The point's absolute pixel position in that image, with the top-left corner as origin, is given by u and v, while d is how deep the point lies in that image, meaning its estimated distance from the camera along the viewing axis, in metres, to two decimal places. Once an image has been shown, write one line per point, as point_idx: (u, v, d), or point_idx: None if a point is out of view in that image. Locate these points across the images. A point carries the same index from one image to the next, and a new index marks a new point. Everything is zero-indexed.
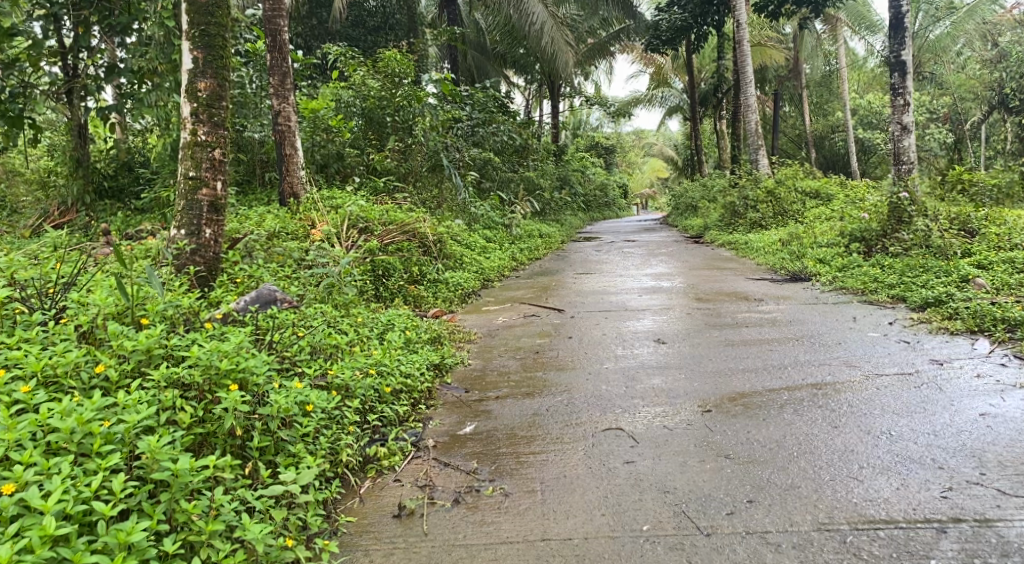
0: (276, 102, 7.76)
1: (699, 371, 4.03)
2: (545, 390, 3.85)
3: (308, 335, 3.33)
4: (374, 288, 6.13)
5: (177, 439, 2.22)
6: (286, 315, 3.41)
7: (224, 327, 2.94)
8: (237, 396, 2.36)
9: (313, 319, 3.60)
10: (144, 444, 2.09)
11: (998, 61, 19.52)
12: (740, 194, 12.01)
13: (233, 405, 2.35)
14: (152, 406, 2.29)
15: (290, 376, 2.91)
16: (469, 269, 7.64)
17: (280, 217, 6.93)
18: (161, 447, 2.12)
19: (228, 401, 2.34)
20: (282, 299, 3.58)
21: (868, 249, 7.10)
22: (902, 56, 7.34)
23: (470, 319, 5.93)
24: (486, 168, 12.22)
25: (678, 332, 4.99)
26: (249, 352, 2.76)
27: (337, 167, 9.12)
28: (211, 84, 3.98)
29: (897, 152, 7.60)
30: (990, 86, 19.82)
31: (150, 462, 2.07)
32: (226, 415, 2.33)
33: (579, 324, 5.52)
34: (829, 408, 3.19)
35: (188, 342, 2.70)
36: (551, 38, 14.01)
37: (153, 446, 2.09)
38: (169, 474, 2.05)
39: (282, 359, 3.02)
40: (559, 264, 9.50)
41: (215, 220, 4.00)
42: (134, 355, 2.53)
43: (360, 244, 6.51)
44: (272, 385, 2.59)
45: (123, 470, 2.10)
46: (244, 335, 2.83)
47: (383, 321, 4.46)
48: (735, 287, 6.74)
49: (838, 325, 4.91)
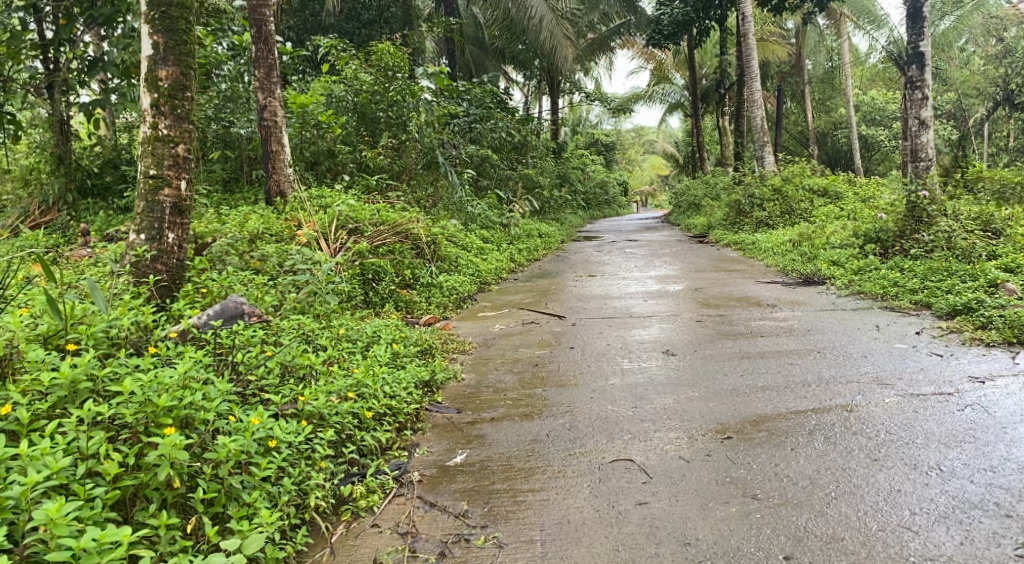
0: (262, 96, 7.39)
1: (714, 388, 3.68)
2: (543, 411, 3.50)
3: (277, 353, 2.98)
4: (362, 293, 5.83)
5: (93, 499, 1.91)
6: (254, 330, 3.06)
7: (172, 352, 2.59)
8: (171, 443, 2.04)
9: (286, 335, 3.24)
10: (42, 514, 1.79)
11: (1003, 56, 19.17)
12: (745, 192, 11.65)
13: (171, 453, 2.03)
14: (67, 457, 1.97)
15: (253, 406, 2.56)
16: (465, 272, 7.29)
17: (264, 217, 6.59)
18: (64, 515, 1.82)
19: (164, 448, 2.03)
20: (250, 312, 3.24)
21: (885, 252, 6.73)
22: (919, 47, 6.96)
23: (465, 327, 5.58)
24: (483, 166, 11.86)
25: (688, 343, 4.63)
26: (199, 381, 2.42)
27: (328, 165, 8.85)
28: (173, 72, 3.63)
29: (914, 148, 7.22)
30: (995, 81, 19.47)
31: (49, 536, 1.78)
32: (162, 466, 2.02)
33: (580, 332, 5.17)
34: (866, 435, 2.84)
35: (124, 371, 2.36)
36: (549, 32, 13.65)
37: (52, 516, 1.79)
38: (71, 553, 1.76)
39: (245, 385, 2.68)
40: (559, 265, 9.15)
41: (179, 223, 3.63)
42: (53, 391, 2.18)
43: (348, 247, 6.16)
44: (223, 422, 2.27)
45: (17, 544, 1.81)
46: (195, 362, 2.49)
47: (368, 333, 4.11)
48: (745, 291, 6.38)
49: (860, 334, 4.56)
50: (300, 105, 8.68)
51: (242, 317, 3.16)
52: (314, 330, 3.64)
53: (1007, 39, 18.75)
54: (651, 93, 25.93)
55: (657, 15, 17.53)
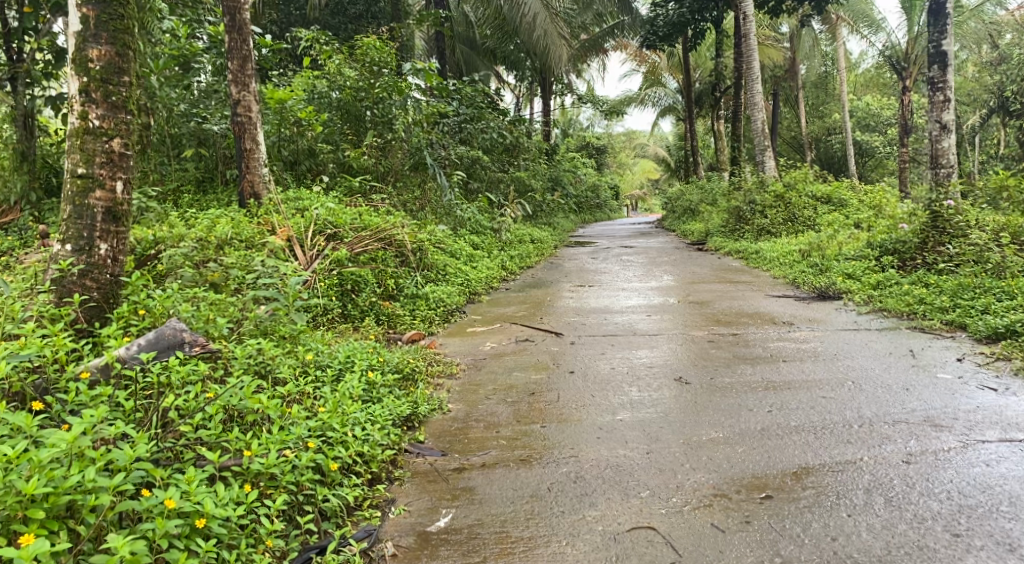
0: (235, 90, 6.86)
1: (738, 426, 3.20)
2: (543, 454, 2.98)
3: (219, 394, 2.50)
4: (340, 305, 5.40)
5: None
6: (194, 365, 2.54)
7: (66, 408, 2.17)
8: (30, 556, 1.66)
9: (235, 372, 2.74)
10: None
11: (998, 63, 18.90)
12: (745, 198, 11.20)
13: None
14: None
15: (174, 473, 2.13)
16: (453, 282, 6.77)
17: (235, 221, 6.06)
18: None
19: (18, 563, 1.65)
20: (191, 340, 2.66)
21: (904, 265, 6.28)
22: (942, 46, 6.52)
23: (452, 345, 5.06)
24: (474, 167, 11.36)
25: (701, 368, 4.14)
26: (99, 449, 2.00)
27: (309, 165, 8.35)
28: (108, 52, 3.17)
29: (934, 153, 6.76)
30: (990, 89, 19.20)
31: None
32: None
33: (580, 353, 4.67)
34: (935, 497, 2.41)
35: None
36: (543, 30, 13.14)
37: None
38: None
39: (168, 442, 2.23)
40: (553, 273, 8.67)
41: (112, 231, 3.22)
42: None
43: (326, 253, 5.62)
44: (124, 505, 1.87)
45: None
46: (94, 415, 2.05)
47: (341, 358, 3.59)
48: (756, 307, 5.88)
49: (895, 360, 4.09)
50: (279, 100, 7.88)
51: (178, 351, 2.60)
52: (275, 360, 3.13)
53: (1002, 46, 18.56)
54: (644, 97, 25.51)
55: (652, 16, 17.14)
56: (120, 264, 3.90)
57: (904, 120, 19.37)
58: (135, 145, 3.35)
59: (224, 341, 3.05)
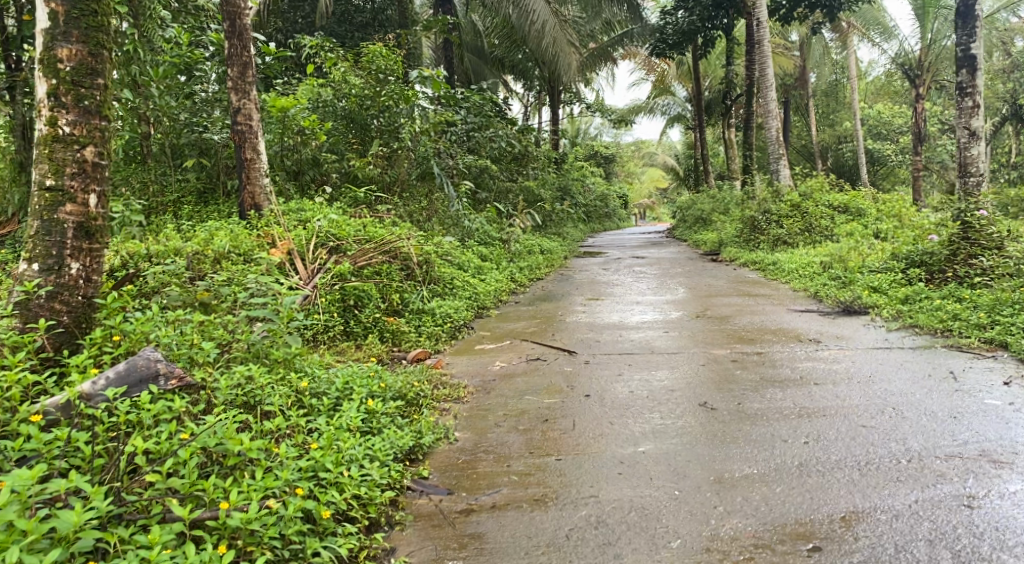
0: (235, 97, 6.64)
1: (772, 460, 2.93)
2: (559, 493, 2.72)
3: (194, 434, 2.29)
4: (342, 322, 5.16)
5: None
6: (168, 403, 2.32)
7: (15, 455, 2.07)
8: None
9: (216, 408, 2.50)
10: None
11: (1012, 70, 18.55)
12: (760, 207, 10.91)
13: None
14: None
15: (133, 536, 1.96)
16: (461, 295, 6.49)
17: (234, 234, 5.86)
18: None
19: None
20: (166, 373, 2.53)
21: (933, 279, 5.98)
22: (971, 49, 6.23)
23: (460, 365, 4.78)
24: (481, 177, 11.11)
25: (726, 393, 3.87)
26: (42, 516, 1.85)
27: (313, 174, 8.11)
28: (79, 52, 3.06)
29: (962, 162, 6.46)
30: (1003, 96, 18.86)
31: None
32: None
33: (595, 373, 4.40)
34: (1010, 553, 2.16)
35: None
36: (552, 38, 12.86)
37: None
38: None
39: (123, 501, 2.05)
40: (564, 286, 8.39)
41: (84, 247, 3.11)
42: None
43: (328, 266, 5.41)
44: None
45: None
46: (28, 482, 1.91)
47: (339, 383, 3.31)
48: (779, 322, 5.59)
49: (936, 383, 3.78)
50: (281, 108, 7.58)
51: (152, 384, 2.46)
52: (266, 388, 2.88)
53: (1015, 53, 18.24)
54: (652, 105, 25.24)
55: (661, 24, 16.91)
56: (101, 283, 3.67)
57: (917, 129, 19.06)
58: (109, 153, 3.26)
59: (209, 368, 2.81)
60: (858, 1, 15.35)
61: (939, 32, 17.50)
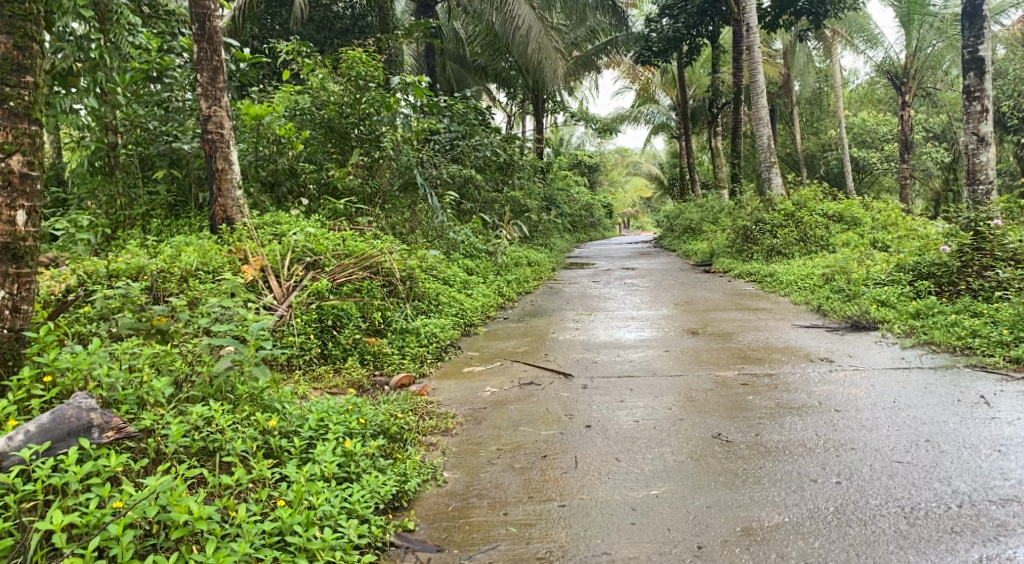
0: (205, 104, 6.27)
1: (805, 505, 2.60)
2: (565, 550, 2.43)
3: (129, 503, 2.11)
4: (319, 343, 4.82)
5: None
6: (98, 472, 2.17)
7: None
8: None
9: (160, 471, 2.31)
10: None
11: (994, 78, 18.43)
12: (752, 217, 10.65)
13: None
14: None
15: None
16: (447, 313, 6.10)
17: (203, 249, 5.52)
18: None
19: None
20: (101, 424, 2.35)
21: (942, 292, 5.72)
22: (979, 51, 6.00)
23: (448, 391, 4.42)
24: (466, 187, 10.77)
25: (742, 421, 3.56)
26: None
27: (290, 186, 7.69)
28: (3, 45, 2.77)
29: (970, 168, 6.25)
30: None
31: None
32: None
33: (596, 399, 4.07)
34: None
35: None
36: (538, 44, 12.47)
37: None
38: None
39: None
40: (554, 300, 8.07)
41: (11, 272, 2.80)
42: None
43: (304, 283, 5.20)
44: None
45: None
46: None
47: (311, 422, 2.94)
48: (786, 340, 5.29)
49: (967, 410, 3.47)
50: (256, 116, 7.25)
51: (83, 437, 2.29)
52: (224, 431, 2.61)
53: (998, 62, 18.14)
54: (636, 114, 25.06)
55: (647, 32, 16.74)
56: (37, 314, 3.33)
57: (903, 137, 18.95)
58: (41, 163, 2.96)
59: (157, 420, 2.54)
60: (845, 8, 15.19)
61: (923, 39, 17.17)
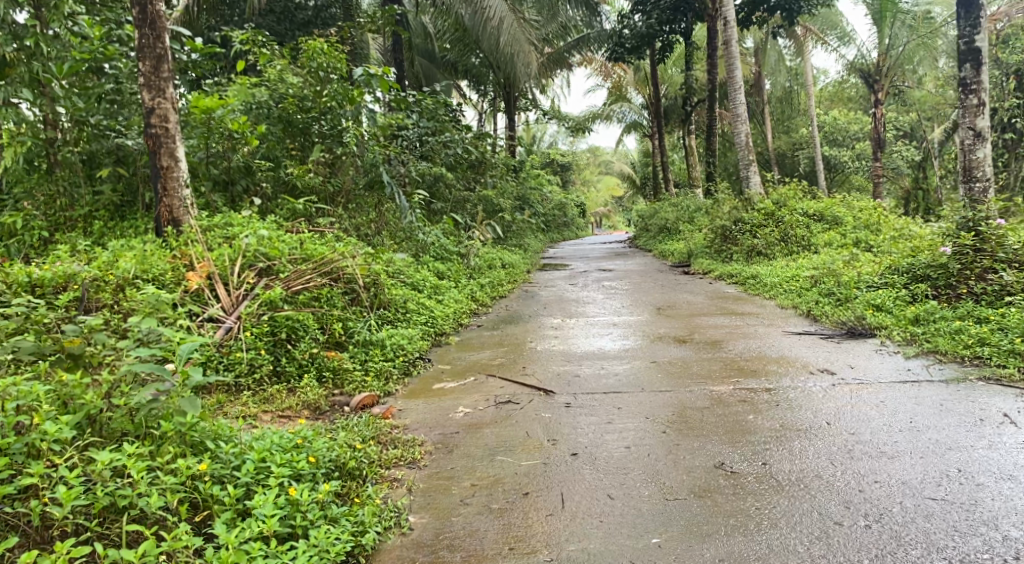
0: (148, 95, 5.72)
1: (836, 558, 2.29)
2: None
3: None
4: (270, 360, 4.35)
5: None
6: None
7: None
8: None
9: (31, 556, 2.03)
10: None
11: None
12: (730, 216, 10.34)
13: None
14: None
15: None
16: (416, 320, 5.65)
17: (144, 253, 5.01)
18: None
19: None
20: None
21: (941, 296, 5.42)
22: (976, 41, 5.79)
23: (415, 411, 3.98)
24: (436, 185, 10.32)
25: (746, 444, 3.18)
26: None
27: (246, 185, 7.19)
28: None
29: (966, 165, 6.05)
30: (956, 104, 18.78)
31: None
32: None
33: (580, 419, 3.67)
34: None
35: None
36: (510, 37, 12.01)
37: None
38: None
39: None
40: (529, 304, 7.64)
41: None
42: None
43: (255, 292, 4.75)
44: None
45: None
46: None
47: (246, 465, 2.53)
48: (780, 349, 4.94)
49: (994, 431, 3.13)
50: (206, 109, 6.71)
51: None
52: (136, 482, 2.31)
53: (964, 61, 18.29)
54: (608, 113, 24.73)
55: (619, 28, 16.39)
56: None
57: (876, 135, 18.85)
58: None
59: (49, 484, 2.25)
60: (819, 5, 15.00)
61: (896, 37, 16.97)
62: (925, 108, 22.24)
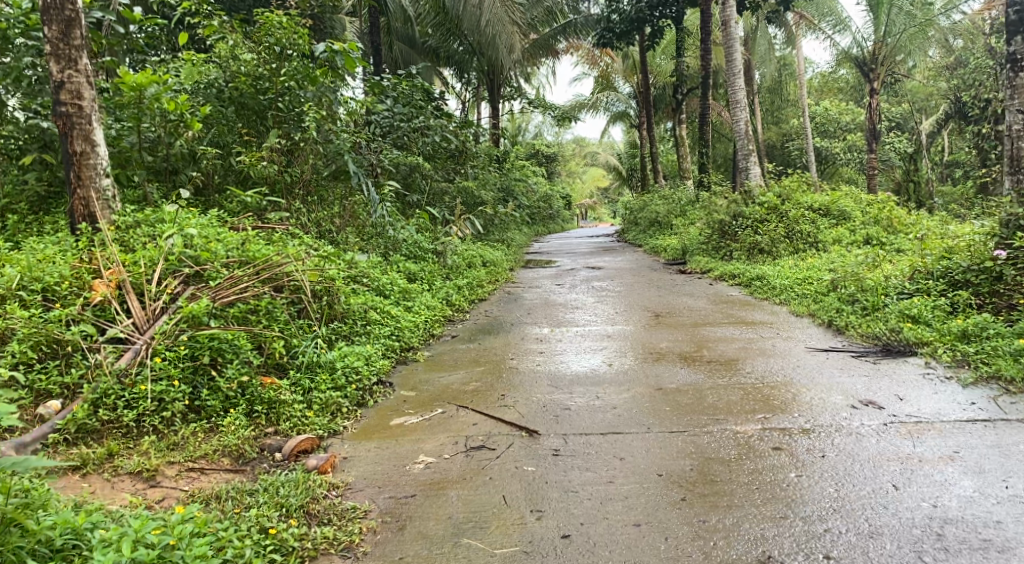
0: (57, 67, 4.79)
1: None
2: None
3: None
4: (187, 392, 3.46)
5: None
6: None
7: None
8: None
9: None
10: None
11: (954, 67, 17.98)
12: (728, 210, 9.56)
13: None
14: None
15: None
16: (378, 333, 4.79)
17: (43, 257, 4.14)
18: None
19: None
20: None
21: (989, 306, 4.69)
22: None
23: (363, 462, 3.12)
24: (411, 177, 9.44)
25: (795, 523, 2.40)
26: None
27: (189, 173, 6.38)
28: None
29: (1013, 154, 5.36)
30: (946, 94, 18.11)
31: None
32: None
33: (572, 476, 2.84)
34: None
35: None
36: (492, 16, 11.16)
37: None
38: None
39: None
40: (511, 310, 6.80)
41: None
42: None
43: (175, 306, 3.86)
44: None
45: None
46: None
47: None
48: (811, 372, 4.12)
49: None
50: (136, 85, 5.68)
51: None
52: None
53: (958, 49, 17.63)
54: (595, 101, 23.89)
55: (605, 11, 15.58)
56: None
57: (871, 126, 18.16)
58: None
59: None
60: None
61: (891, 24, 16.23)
62: (919, 97, 21.61)
